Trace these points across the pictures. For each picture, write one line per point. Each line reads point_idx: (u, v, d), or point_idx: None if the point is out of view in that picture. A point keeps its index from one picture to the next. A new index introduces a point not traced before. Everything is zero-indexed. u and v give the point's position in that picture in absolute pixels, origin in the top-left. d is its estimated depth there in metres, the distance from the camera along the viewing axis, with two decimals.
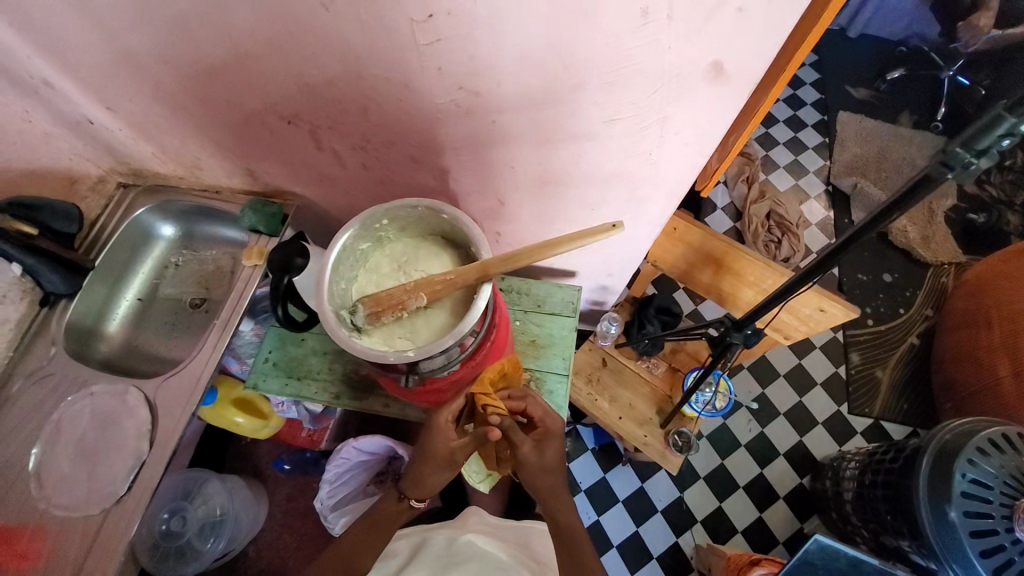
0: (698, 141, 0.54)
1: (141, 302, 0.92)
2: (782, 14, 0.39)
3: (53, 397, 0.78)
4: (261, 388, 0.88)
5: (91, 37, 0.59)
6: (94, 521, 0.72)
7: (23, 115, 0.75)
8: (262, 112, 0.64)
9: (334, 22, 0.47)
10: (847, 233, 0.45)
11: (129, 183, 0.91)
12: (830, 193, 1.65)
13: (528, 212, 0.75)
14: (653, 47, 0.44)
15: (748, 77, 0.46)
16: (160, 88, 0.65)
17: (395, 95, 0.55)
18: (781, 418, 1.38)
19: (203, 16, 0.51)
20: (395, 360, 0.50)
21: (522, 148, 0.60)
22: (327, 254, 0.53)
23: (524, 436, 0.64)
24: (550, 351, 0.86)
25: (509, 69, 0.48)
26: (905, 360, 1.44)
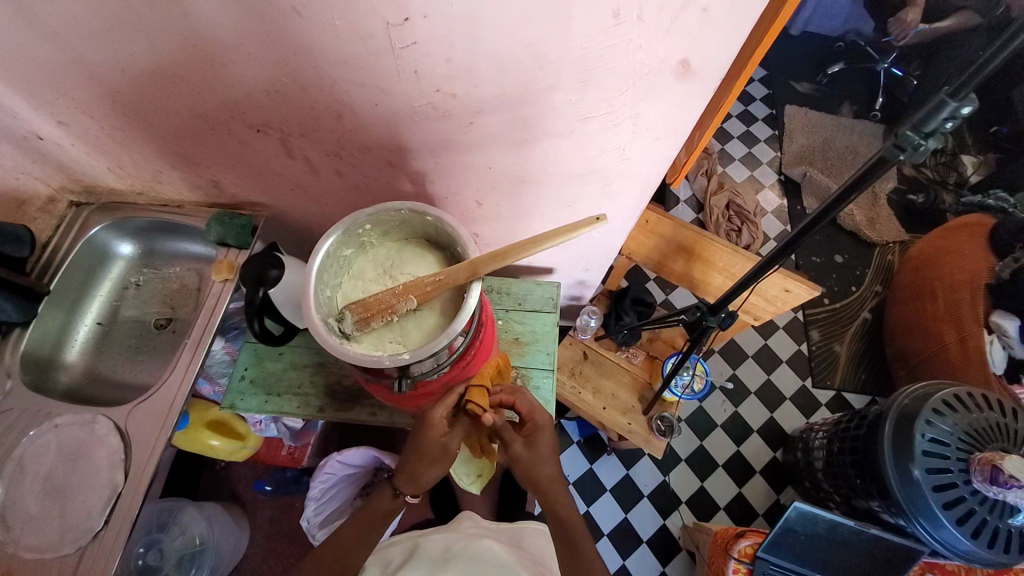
0: (668, 135, 0.57)
1: (102, 326, 0.87)
2: (745, 11, 0.42)
3: (12, 432, 0.74)
4: (239, 408, 0.85)
5: (41, 49, 0.56)
6: (69, 559, 0.68)
7: None
8: (230, 122, 0.62)
9: (307, 27, 0.47)
10: (814, 212, 0.48)
11: (83, 202, 0.86)
12: (783, 182, 1.74)
13: (506, 211, 0.75)
14: (626, 45, 0.45)
15: (715, 71, 0.48)
16: (117, 101, 0.62)
17: (370, 101, 0.55)
18: (753, 397, 1.44)
19: (165, 25, 0.49)
20: (388, 364, 0.49)
21: (499, 149, 0.61)
22: (311, 262, 0.52)
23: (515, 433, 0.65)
24: (534, 347, 0.87)
25: (486, 71, 0.49)
26: (861, 334, 1.53)
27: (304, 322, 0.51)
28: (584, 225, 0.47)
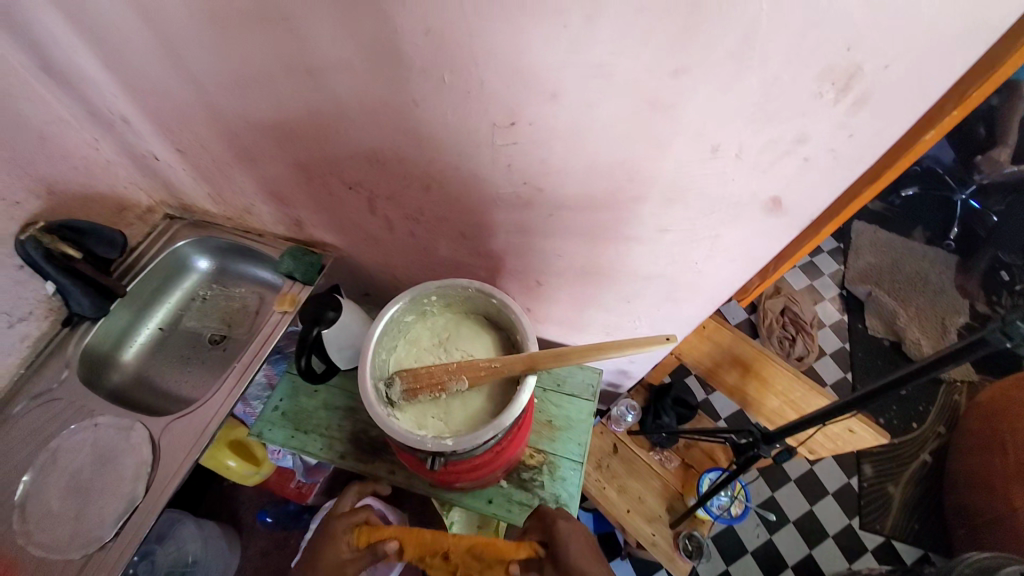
0: (744, 259, 0.56)
1: (161, 332, 0.91)
2: (847, 167, 0.42)
3: (55, 423, 0.77)
4: (265, 438, 0.84)
5: (184, 93, 0.63)
6: (72, 566, 0.68)
7: (92, 144, 0.79)
8: (328, 176, 0.67)
9: (422, 115, 0.51)
10: (919, 363, 0.44)
11: (176, 216, 0.94)
12: (845, 296, 1.69)
13: (564, 295, 0.75)
14: (720, 177, 0.46)
15: (807, 212, 0.48)
16: (235, 144, 0.69)
17: (459, 180, 0.58)
18: (789, 525, 1.32)
19: (299, 96, 0.55)
20: (432, 447, 0.49)
21: (570, 242, 0.62)
22: (375, 327, 0.54)
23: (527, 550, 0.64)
24: (567, 434, 0.84)
25: (575, 176, 0.51)
26: (917, 478, 1.40)
27: (356, 385, 0.51)
28: (654, 344, 0.47)
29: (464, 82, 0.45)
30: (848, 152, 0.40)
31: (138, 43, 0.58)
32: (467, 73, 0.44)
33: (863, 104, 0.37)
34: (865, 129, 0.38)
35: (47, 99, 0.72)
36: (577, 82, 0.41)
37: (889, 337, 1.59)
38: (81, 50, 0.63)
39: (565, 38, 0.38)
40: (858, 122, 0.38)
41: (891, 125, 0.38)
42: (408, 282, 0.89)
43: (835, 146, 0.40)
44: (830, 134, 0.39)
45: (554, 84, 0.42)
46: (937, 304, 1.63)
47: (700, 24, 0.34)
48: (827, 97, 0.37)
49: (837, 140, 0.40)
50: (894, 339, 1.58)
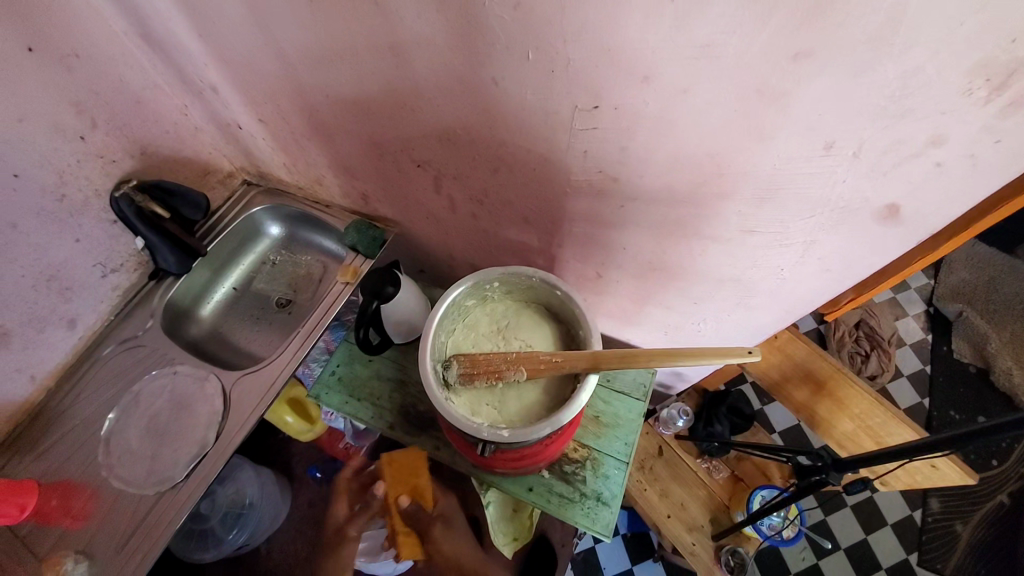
0: (839, 269, 0.51)
1: (234, 291, 0.97)
2: (986, 177, 0.36)
3: (138, 367, 0.83)
4: (322, 401, 0.88)
5: (268, 64, 0.64)
6: (148, 500, 0.74)
7: (182, 109, 0.84)
8: (398, 153, 0.67)
9: (501, 95, 0.49)
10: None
11: (252, 182, 0.99)
12: (931, 315, 1.53)
13: (624, 289, 0.72)
14: (826, 178, 0.42)
15: (926, 224, 0.42)
16: (311, 115, 0.70)
17: (531, 164, 0.56)
18: (842, 552, 1.24)
19: (377, 71, 0.55)
20: (488, 436, 0.49)
21: (640, 236, 0.59)
22: (438, 309, 0.54)
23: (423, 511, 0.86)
24: (614, 431, 0.82)
25: (657, 168, 0.48)
26: (990, 519, 1.27)
27: (417, 365, 0.52)
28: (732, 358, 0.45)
29: (550, 61, 0.43)
30: (991, 159, 0.35)
31: (229, 13, 0.59)
32: (555, 53, 0.42)
33: (1021, 105, 0.31)
34: (1017, 134, 0.33)
35: (144, 64, 0.76)
36: (676, 66, 0.38)
37: (976, 363, 1.44)
38: (177, 18, 0.66)
39: (668, 14, 0.35)
40: (1010, 127, 0.33)
41: None
42: (463, 263, 0.89)
43: (975, 152, 0.35)
44: (972, 137, 0.34)
45: (649, 67, 0.39)
46: None
47: (833, 1, 0.30)
48: (976, 95, 0.32)
49: (981, 145, 0.34)
50: (983, 366, 1.43)
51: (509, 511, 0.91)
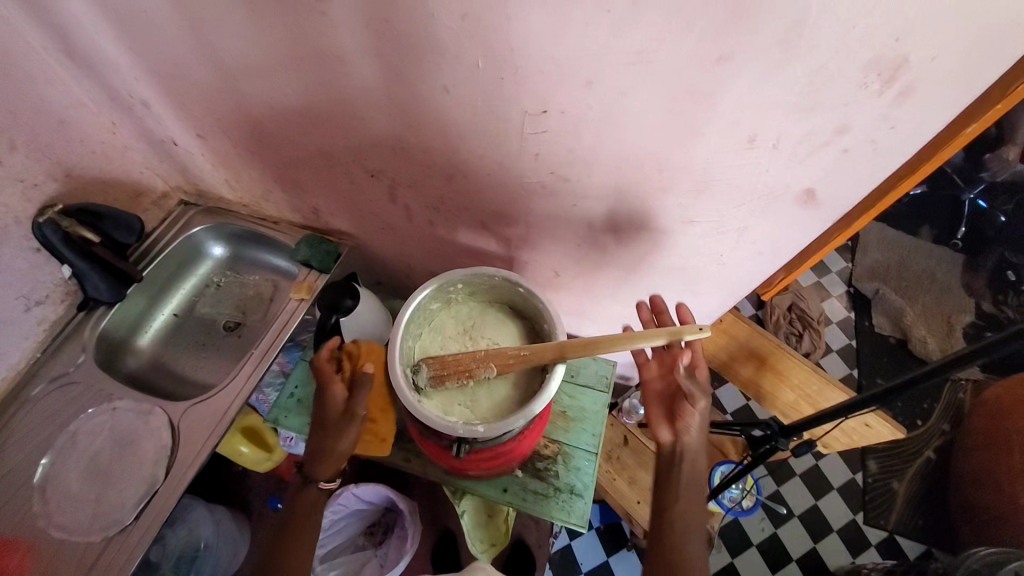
0: (773, 252, 0.56)
1: (177, 317, 0.91)
2: (886, 160, 0.42)
3: (73, 406, 0.77)
4: (282, 425, 0.85)
5: (206, 77, 0.62)
6: (92, 549, 0.68)
7: (109, 128, 0.79)
8: (349, 164, 0.67)
9: (452, 102, 0.50)
10: (936, 362, 0.46)
11: (191, 202, 0.94)
12: (853, 294, 1.69)
13: (581, 285, 0.75)
14: (754, 168, 0.46)
15: (841, 205, 0.48)
16: (255, 129, 0.68)
17: (484, 168, 0.58)
18: (796, 519, 1.33)
19: (325, 82, 0.55)
20: (465, 433, 0.50)
21: (592, 232, 0.62)
22: (404, 312, 0.55)
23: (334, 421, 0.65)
24: (581, 424, 0.84)
25: (605, 166, 0.51)
26: (922, 474, 1.40)
27: (387, 370, 0.52)
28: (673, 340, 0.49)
29: (498, 67, 0.45)
30: (888, 144, 0.40)
31: (162, 26, 0.57)
32: (503, 60, 0.44)
33: (907, 96, 0.36)
34: (906, 121, 0.38)
35: (65, 82, 0.71)
36: (615, 70, 0.41)
37: (895, 335, 1.60)
38: (102, 31, 0.63)
39: (605, 22, 0.38)
40: (900, 114, 0.38)
41: (933, 118, 0.38)
42: (421, 271, 0.89)
43: (875, 138, 0.40)
44: (871, 125, 0.39)
45: (591, 71, 0.42)
46: (942, 304, 1.63)
47: (749, 10, 0.34)
48: (870, 88, 0.37)
49: (879, 132, 0.40)
50: (901, 336, 1.59)
51: (483, 516, 0.91)
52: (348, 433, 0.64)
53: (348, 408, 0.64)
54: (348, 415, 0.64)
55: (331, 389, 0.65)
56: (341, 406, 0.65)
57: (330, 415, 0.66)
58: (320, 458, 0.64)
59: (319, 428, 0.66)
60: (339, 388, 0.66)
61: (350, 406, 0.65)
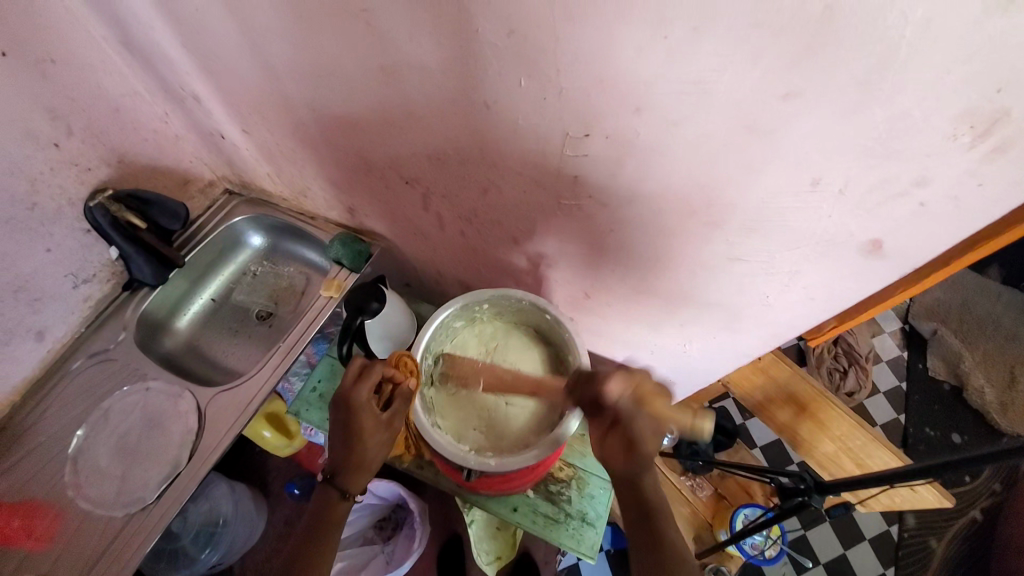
0: (825, 299, 0.52)
1: (213, 303, 0.94)
2: (970, 217, 0.37)
3: (109, 383, 0.80)
4: (303, 417, 0.86)
5: (253, 74, 0.63)
6: (114, 524, 0.71)
7: (163, 117, 0.81)
8: (387, 170, 0.66)
9: (493, 118, 0.49)
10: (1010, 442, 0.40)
11: (234, 191, 0.96)
12: (905, 333, 1.58)
13: (613, 310, 0.72)
14: (812, 213, 0.42)
15: (909, 260, 0.43)
16: (297, 127, 0.68)
17: (521, 186, 0.56)
18: (820, 568, 1.25)
19: (367, 88, 0.54)
20: (475, 465, 0.53)
21: (628, 260, 0.59)
22: (425, 331, 0.59)
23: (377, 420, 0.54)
24: (599, 450, 0.82)
25: (648, 195, 0.48)
26: (965, 535, 1.29)
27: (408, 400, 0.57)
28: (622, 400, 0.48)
29: (543, 88, 0.43)
30: (972, 202, 0.36)
31: (215, 25, 0.58)
32: (548, 80, 0.41)
33: (1002, 152, 0.32)
34: (998, 179, 0.34)
35: (125, 72, 0.74)
36: (668, 99, 0.38)
37: (949, 380, 1.48)
38: (159, 26, 0.64)
39: (662, 49, 0.35)
40: (992, 171, 0.33)
41: None
42: (450, 278, 0.88)
43: (959, 194, 0.36)
44: (955, 180, 0.35)
45: (642, 98, 0.39)
46: (1005, 352, 1.50)
47: (826, 47, 0.31)
48: (960, 140, 0.32)
49: (964, 188, 0.35)
50: (956, 383, 1.47)
51: (492, 529, 0.90)
52: (385, 447, 0.55)
53: (389, 423, 0.55)
54: (390, 430, 0.55)
55: (372, 405, 0.54)
56: (385, 418, 0.54)
57: (370, 433, 0.53)
58: (351, 472, 0.54)
59: (350, 446, 0.53)
60: (366, 398, 0.53)
61: (391, 418, 0.55)
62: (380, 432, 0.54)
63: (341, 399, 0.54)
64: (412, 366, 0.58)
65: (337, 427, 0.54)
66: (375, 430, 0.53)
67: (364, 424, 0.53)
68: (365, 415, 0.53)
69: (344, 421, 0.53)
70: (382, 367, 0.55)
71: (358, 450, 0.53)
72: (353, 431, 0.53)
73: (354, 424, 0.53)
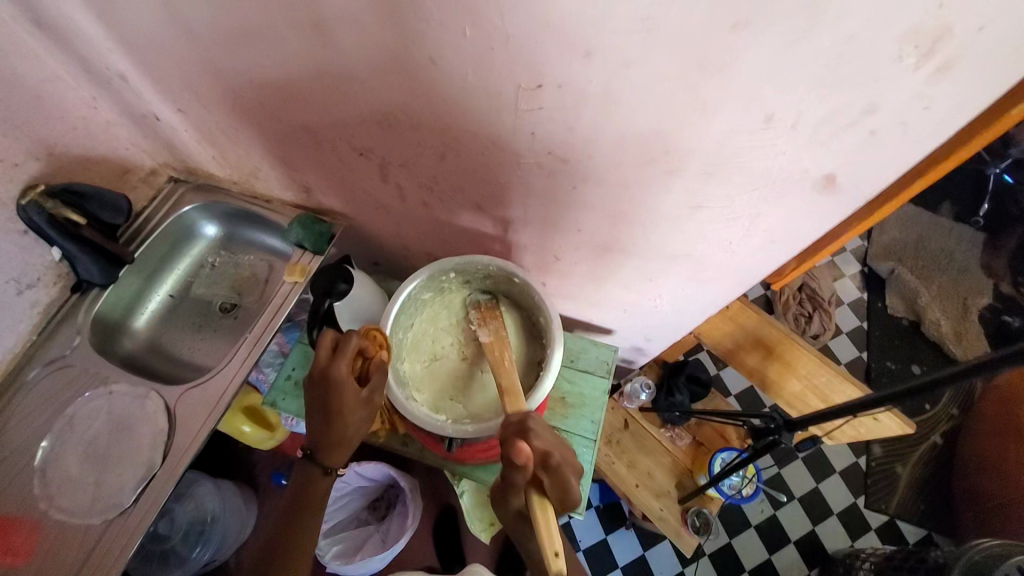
0: (784, 240, 0.53)
1: (172, 299, 0.90)
2: (915, 144, 0.38)
3: (69, 389, 0.76)
4: (279, 407, 0.84)
5: (181, 45, 0.58)
6: (93, 531, 0.69)
7: (90, 103, 0.75)
8: (338, 141, 0.63)
9: (441, 75, 0.46)
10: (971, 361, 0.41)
11: (181, 179, 0.91)
12: (866, 274, 1.63)
13: (582, 270, 0.72)
14: (768, 150, 0.42)
15: (863, 190, 0.44)
16: (237, 102, 0.64)
17: (479, 146, 0.54)
18: (796, 501, 1.33)
19: (306, 53, 0.51)
20: (453, 433, 0.54)
21: (592, 215, 0.58)
22: (393, 303, 0.57)
23: (356, 398, 0.54)
24: (580, 412, 0.82)
25: (607, 144, 0.47)
26: (927, 458, 1.39)
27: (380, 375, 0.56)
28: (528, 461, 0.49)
29: (489, 36, 0.41)
30: (921, 126, 0.36)
31: None
32: (493, 28, 0.40)
33: (947, 73, 0.32)
34: (944, 100, 0.34)
35: (40, 53, 0.68)
36: (618, 39, 0.37)
37: (908, 316, 1.56)
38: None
39: None
40: (938, 94, 0.34)
41: (974, 97, 0.34)
42: (417, 252, 0.86)
43: (907, 119, 0.36)
44: (904, 105, 0.35)
45: (591, 40, 0.37)
46: (959, 284, 1.57)
47: None
48: (907, 63, 0.32)
49: (912, 112, 0.35)
50: (914, 318, 1.55)
51: (484, 497, 0.91)
52: (365, 422, 0.56)
53: (368, 399, 0.54)
54: (370, 407, 0.55)
55: (353, 381, 0.53)
56: (365, 395, 0.54)
57: (349, 409, 0.54)
58: (332, 445, 0.56)
59: (331, 420, 0.54)
60: (345, 374, 0.52)
61: (371, 394, 0.54)
62: (361, 409, 0.54)
63: (321, 374, 0.53)
64: (385, 340, 0.55)
65: (317, 400, 0.54)
66: (356, 407, 0.54)
67: (343, 402, 0.53)
68: (345, 391, 0.52)
69: (322, 396, 0.53)
70: (358, 341, 0.54)
71: (337, 425, 0.54)
72: (333, 407, 0.53)
73: (335, 400, 0.53)
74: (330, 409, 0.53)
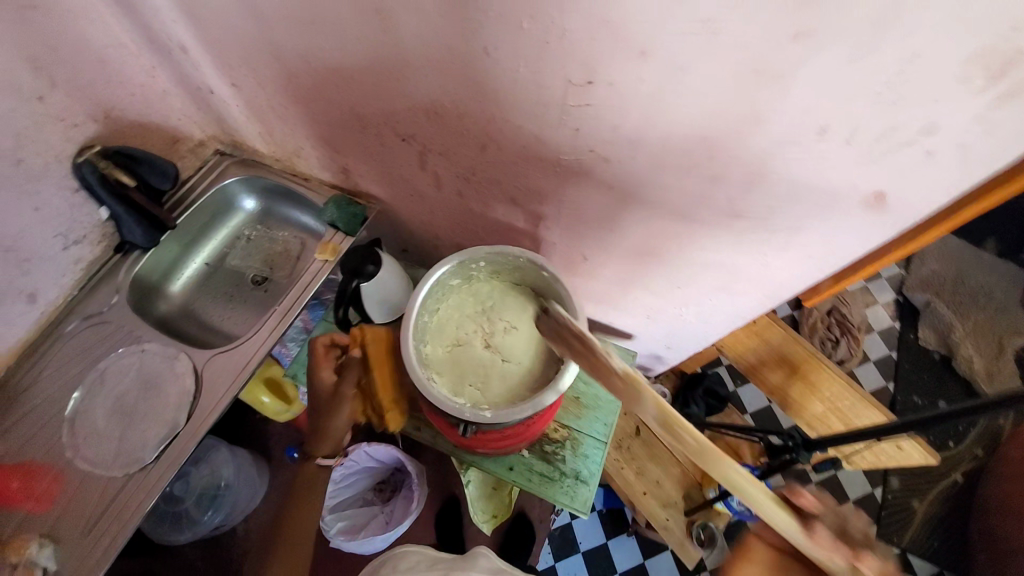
0: (823, 257, 0.52)
1: (207, 267, 0.93)
2: (971, 168, 0.37)
3: (104, 345, 0.80)
4: (299, 380, 0.86)
5: (242, 22, 0.60)
6: (116, 482, 0.72)
7: (150, 72, 0.78)
8: (382, 126, 0.64)
9: (492, 67, 0.47)
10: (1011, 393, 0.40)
11: (226, 152, 0.93)
12: (899, 303, 1.59)
13: (611, 272, 0.72)
14: (815, 163, 0.41)
15: (911, 212, 0.43)
16: (289, 80, 0.66)
17: (521, 140, 0.54)
18: None
19: (361, 36, 0.52)
20: (470, 417, 0.54)
21: (628, 217, 0.58)
22: (422, 285, 0.59)
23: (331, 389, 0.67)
24: (594, 413, 0.83)
25: (651, 146, 0.47)
26: (946, 496, 1.34)
27: (403, 352, 0.57)
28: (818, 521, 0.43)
29: (544, 31, 0.41)
30: (979, 150, 0.35)
31: None
32: (550, 22, 0.40)
33: (1013, 97, 0.32)
34: (1006, 125, 0.33)
35: (108, 22, 0.71)
36: (673, 40, 0.37)
37: (939, 350, 1.51)
38: None
39: None
40: (1000, 118, 0.33)
41: None
42: (448, 242, 0.87)
43: (966, 142, 0.35)
44: (963, 127, 0.34)
45: (646, 40, 0.38)
46: (996, 323, 1.52)
47: None
48: (972, 84, 0.32)
49: (971, 135, 0.35)
50: (945, 352, 1.50)
51: (489, 489, 0.92)
52: (345, 412, 0.68)
53: (338, 390, 0.67)
54: (341, 396, 0.67)
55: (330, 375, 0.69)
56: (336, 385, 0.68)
57: (329, 404, 0.69)
58: (320, 437, 0.71)
59: (319, 415, 0.70)
60: (325, 371, 0.70)
61: (341, 385, 0.67)
62: (336, 402, 0.68)
63: (315, 389, 0.70)
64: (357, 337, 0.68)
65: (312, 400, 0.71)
66: (331, 401, 0.68)
67: (325, 393, 0.68)
68: (323, 382, 0.69)
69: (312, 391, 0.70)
70: (328, 340, 0.71)
71: (324, 418, 0.69)
72: (320, 403, 0.70)
73: (317, 397, 0.69)
74: (317, 407, 0.70)
